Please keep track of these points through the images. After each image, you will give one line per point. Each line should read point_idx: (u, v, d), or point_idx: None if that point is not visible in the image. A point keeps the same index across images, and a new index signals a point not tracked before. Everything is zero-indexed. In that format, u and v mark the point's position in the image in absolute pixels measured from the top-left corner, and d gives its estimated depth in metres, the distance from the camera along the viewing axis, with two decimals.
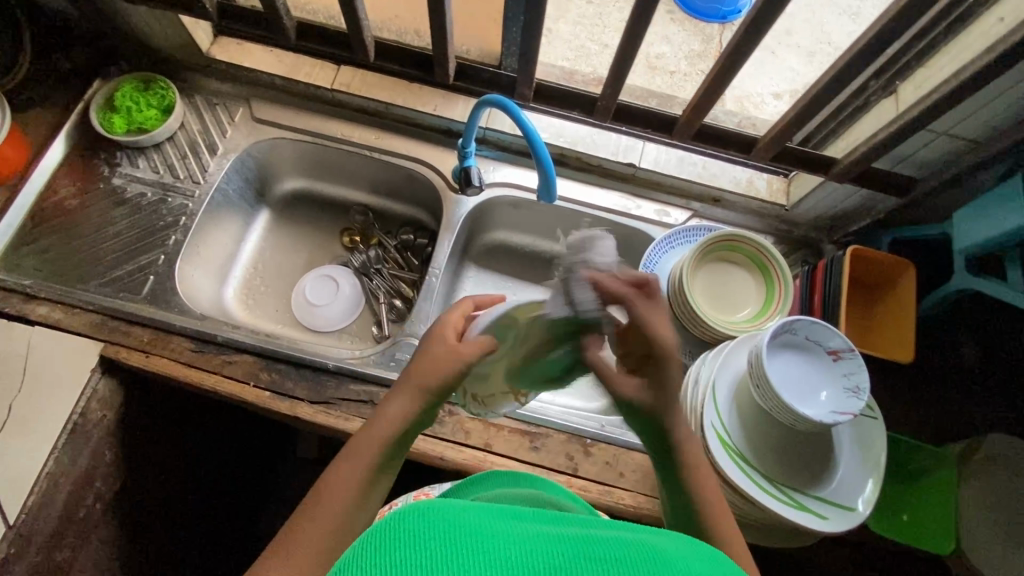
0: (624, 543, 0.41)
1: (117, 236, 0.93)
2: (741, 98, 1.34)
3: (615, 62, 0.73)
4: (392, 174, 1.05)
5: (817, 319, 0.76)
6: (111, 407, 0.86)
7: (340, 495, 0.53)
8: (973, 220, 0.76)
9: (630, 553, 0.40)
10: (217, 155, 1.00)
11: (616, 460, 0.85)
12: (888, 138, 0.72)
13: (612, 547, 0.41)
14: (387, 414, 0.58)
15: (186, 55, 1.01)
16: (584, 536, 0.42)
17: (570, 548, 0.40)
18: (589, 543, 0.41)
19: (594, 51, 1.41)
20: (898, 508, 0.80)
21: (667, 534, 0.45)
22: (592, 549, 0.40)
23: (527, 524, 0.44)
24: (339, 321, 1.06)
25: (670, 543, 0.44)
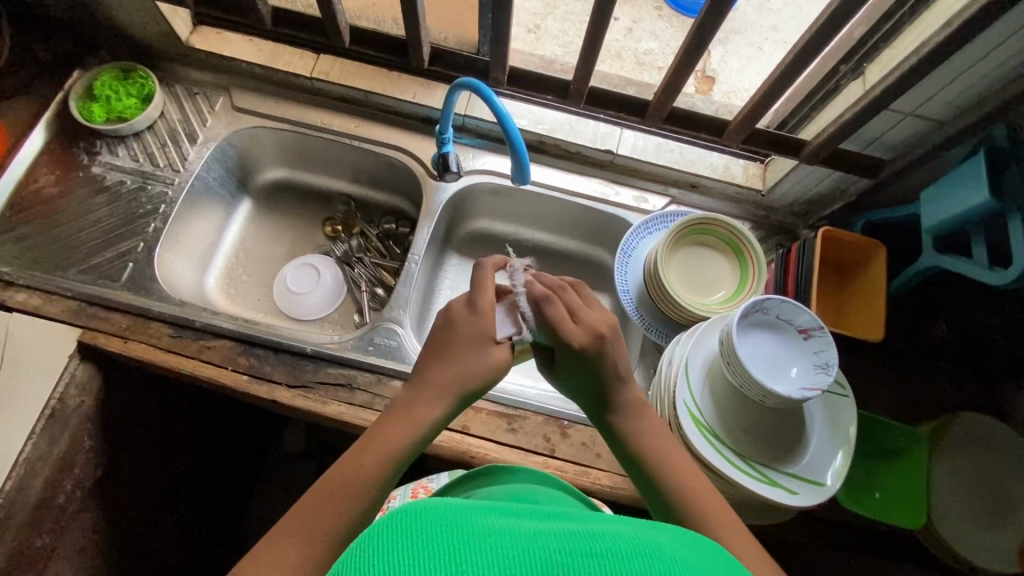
0: (628, 539, 0.38)
1: (97, 224, 0.94)
2: (728, 93, 1.35)
3: (586, 46, 0.74)
4: (373, 162, 1.06)
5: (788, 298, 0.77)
6: (90, 394, 0.86)
7: (356, 482, 0.54)
8: (939, 198, 0.75)
9: (631, 548, 0.37)
10: (197, 143, 1.00)
11: (593, 441, 0.85)
12: (854, 118, 0.73)
13: (613, 543, 0.37)
14: (414, 409, 0.60)
15: (167, 45, 1.01)
16: (600, 534, 0.39)
17: (570, 544, 0.37)
18: (590, 539, 0.38)
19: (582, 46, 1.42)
20: (871, 486, 0.80)
21: (678, 532, 0.42)
22: (593, 546, 0.37)
23: (527, 522, 0.41)
24: (320, 309, 1.07)
25: (679, 541, 0.40)
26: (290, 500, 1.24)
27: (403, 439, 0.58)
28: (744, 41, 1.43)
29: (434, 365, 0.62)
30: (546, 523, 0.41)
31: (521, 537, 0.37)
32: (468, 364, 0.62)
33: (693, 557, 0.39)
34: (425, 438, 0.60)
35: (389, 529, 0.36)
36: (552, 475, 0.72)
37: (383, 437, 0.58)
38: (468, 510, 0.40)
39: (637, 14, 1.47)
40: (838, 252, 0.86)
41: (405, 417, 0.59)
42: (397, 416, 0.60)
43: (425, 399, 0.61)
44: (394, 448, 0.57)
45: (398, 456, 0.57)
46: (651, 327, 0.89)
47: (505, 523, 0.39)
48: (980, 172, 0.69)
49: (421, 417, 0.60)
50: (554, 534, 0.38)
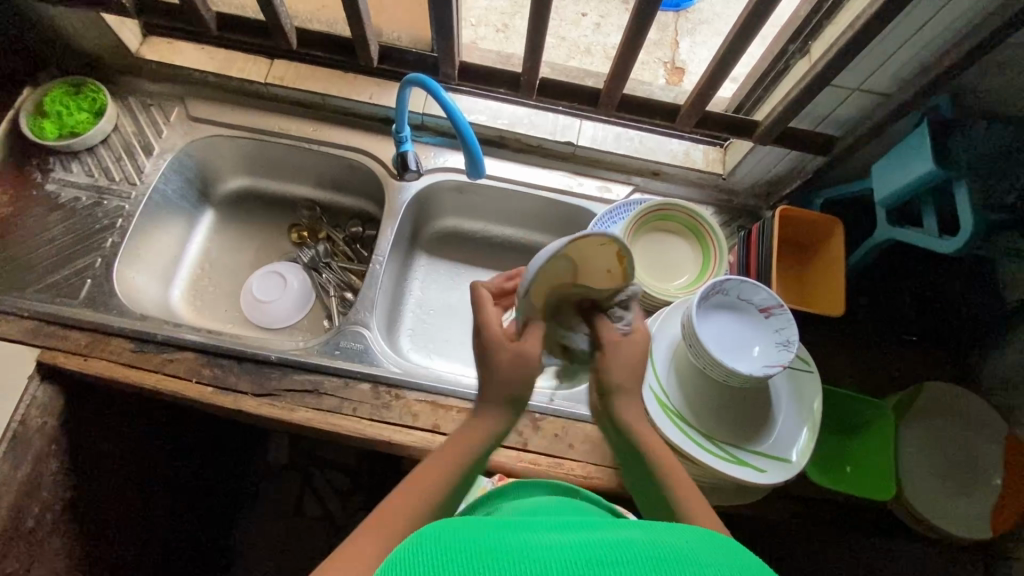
0: (640, 542, 0.39)
1: (52, 242, 0.92)
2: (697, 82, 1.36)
3: (531, 39, 0.74)
4: (334, 165, 1.05)
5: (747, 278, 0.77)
6: (53, 414, 0.84)
7: (416, 494, 0.52)
8: (889, 170, 0.75)
9: (644, 551, 0.38)
10: (153, 155, 0.99)
11: (565, 432, 0.85)
12: (799, 96, 0.74)
13: (628, 548, 0.38)
14: (472, 426, 0.58)
15: (118, 57, 1.00)
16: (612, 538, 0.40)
17: (586, 552, 0.38)
18: (606, 545, 0.39)
19: (552, 44, 1.41)
20: (841, 459, 0.81)
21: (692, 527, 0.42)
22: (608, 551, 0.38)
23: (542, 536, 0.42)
24: (289, 317, 1.06)
25: (694, 536, 0.41)
26: (275, 513, 1.22)
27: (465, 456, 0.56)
28: (711, 31, 1.43)
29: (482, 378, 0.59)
30: (561, 535, 0.42)
31: (538, 550, 0.38)
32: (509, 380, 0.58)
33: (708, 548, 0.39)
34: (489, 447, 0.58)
35: (413, 556, 0.37)
36: (558, 484, 0.72)
37: (450, 453, 0.56)
38: (485, 529, 0.41)
39: (604, 9, 1.47)
40: (798, 231, 0.87)
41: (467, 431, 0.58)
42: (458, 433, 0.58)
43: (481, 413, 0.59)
44: (453, 465, 0.55)
45: (462, 469, 0.55)
46: None
47: (519, 541, 0.40)
48: (926, 143, 0.70)
49: (482, 430, 0.58)
50: (570, 545, 0.39)
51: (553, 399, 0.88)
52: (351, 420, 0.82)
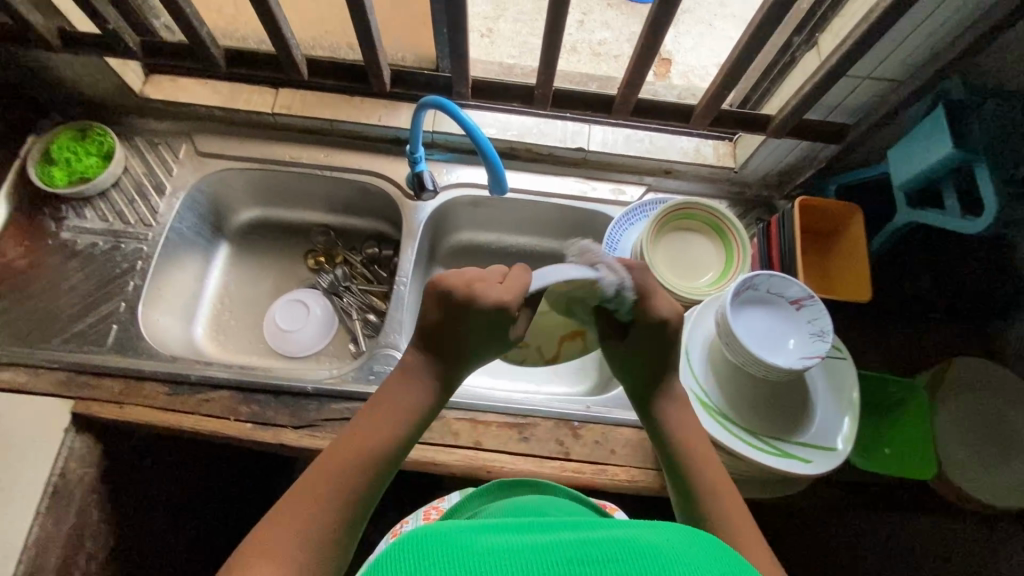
0: (614, 543, 0.40)
1: (73, 290, 0.91)
2: (686, 73, 1.36)
3: (545, 53, 0.74)
4: (347, 190, 1.05)
5: (775, 272, 0.78)
6: (93, 463, 0.83)
7: (369, 439, 0.59)
8: (909, 154, 0.76)
9: (624, 554, 0.39)
10: (166, 195, 0.98)
11: (606, 438, 0.86)
12: (813, 89, 0.75)
13: (602, 550, 0.39)
14: (416, 381, 0.64)
15: (120, 98, 0.99)
16: (587, 539, 0.41)
17: (565, 560, 0.39)
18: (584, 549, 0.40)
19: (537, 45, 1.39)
20: (880, 441, 0.82)
21: (665, 527, 0.43)
22: (581, 554, 0.39)
23: (522, 539, 0.42)
24: (313, 344, 1.05)
25: (668, 535, 0.42)
26: None
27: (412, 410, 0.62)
28: (695, 21, 1.44)
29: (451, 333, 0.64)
30: (537, 538, 0.43)
31: (517, 556, 0.39)
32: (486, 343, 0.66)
33: (677, 546, 0.41)
34: (435, 399, 0.65)
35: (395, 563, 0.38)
36: (543, 485, 0.73)
37: (395, 402, 0.62)
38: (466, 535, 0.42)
39: (589, 7, 1.48)
40: (817, 220, 0.88)
41: (418, 377, 0.64)
42: (400, 385, 0.63)
43: (427, 367, 0.64)
44: (396, 418, 0.61)
45: (409, 422, 0.62)
46: None
47: (498, 542, 0.41)
48: (942, 125, 0.70)
49: (426, 386, 0.64)
50: (550, 549, 0.40)
51: (589, 405, 0.89)
52: None
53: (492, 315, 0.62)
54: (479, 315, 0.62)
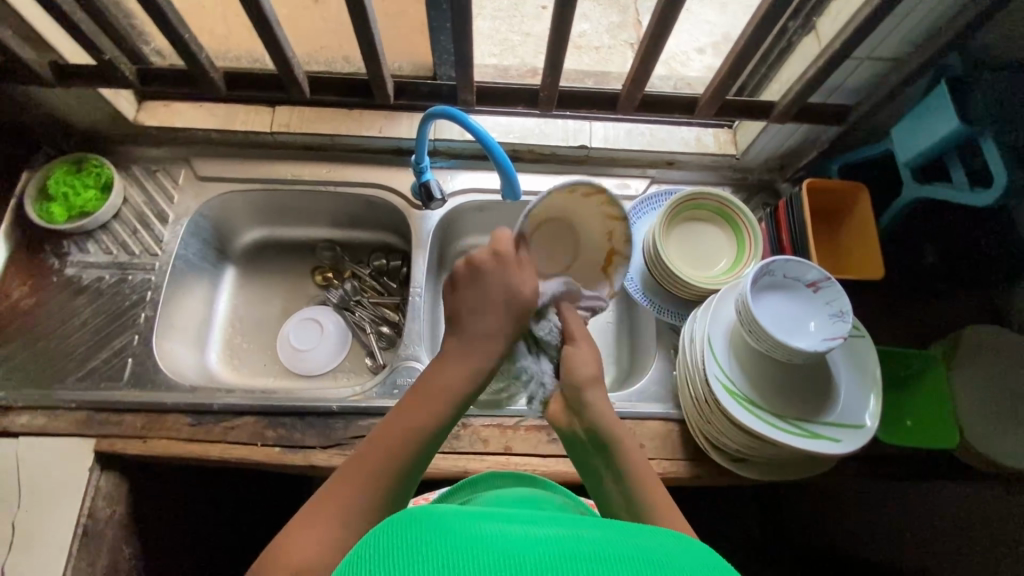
0: (616, 544, 0.40)
1: (84, 326, 0.90)
2: (667, 60, 1.27)
3: (551, 55, 0.74)
4: (352, 204, 1.04)
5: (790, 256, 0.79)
6: (120, 501, 0.82)
7: (416, 415, 0.57)
8: (913, 131, 0.77)
9: (623, 555, 0.38)
10: (169, 222, 0.97)
11: (633, 432, 0.86)
12: (818, 74, 0.76)
13: (603, 548, 0.39)
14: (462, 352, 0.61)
15: (111, 127, 0.98)
16: (583, 537, 0.41)
17: (559, 547, 0.39)
18: (583, 542, 0.40)
19: (519, 41, 1.32)
20: (901, 414, 0.84)
21: (659, 532, 0.44)
22: (583, 549, 0.39)
23: (521, 529, 0.43)
24: (329, 361, 1.04)
25: (664, 541, 0.42)
26: None
27: (442, 404, 0.59)
28: None
29: (477, 306, 0.62)
30: (536, 530, 0.43)
31: (511, 540, 0.39)
32: (498, 330, 0.62)
33: (674, 549, 0.41)
34: (485, 373, 0.62)
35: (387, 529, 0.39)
36: (540, 478, 0.75)
37: (442, 375, 0.60)
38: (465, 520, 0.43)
39: None
40: (824, 201, 0.89)
41: (464, 351, 0.61)
42: (429, 380, 0.60)
43: (471, 337, 0.62)
44: (445, 393, 0.59)
45: (456, 398, 0.60)
46: (664, 309, 0.92)
47: (497, 530, 0.41)
48: (946, 101, 0.72)
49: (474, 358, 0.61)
50: (548, 539, 0.40)
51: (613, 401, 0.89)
52: None
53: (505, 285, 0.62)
54: (491, 281, 0.62)
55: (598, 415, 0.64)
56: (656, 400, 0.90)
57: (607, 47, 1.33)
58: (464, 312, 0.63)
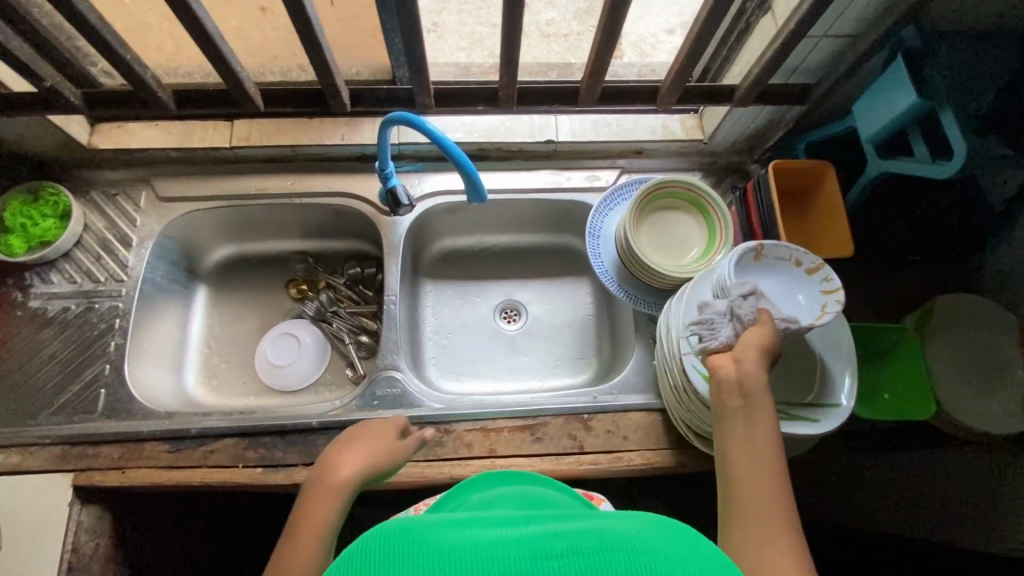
0: (591, 534, 0.41)
1: (52, 359, 0.88)
2: (634, 45, 1.26)
3: (505, 53, 0.73)
4: (321, 214, 1.03)
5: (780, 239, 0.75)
6: (104, 533, 0.81)
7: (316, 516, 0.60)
8: (875, 109, 0.77)
9: (594, 546, 0.39)
10: (133, 246, 0.95)
11: (616, 426, 0.87)
12: (774, 57, 0.75)
13: (575, 541, 0.40)
14: (345, 461, 0.66)
15: (67, 153, 0.95)
16: (557, 532, 0.41)
17: (533, 546, 0.39)
18: (560, 536, 0.40)
19: (486, 34, 1.30)
20: (878, 388, 0.84)
21: (639, 517, 0.44)
22: (555, 545, 0.39)
23: (496, 530, 0.43)
24: (309, 376, 1.03)
25: (641, 525, 0.43)
26: None
27: (333, 503, 0.62)
28: None
29: (347, 451, 0.68)
30: (512, 530, 0.43)
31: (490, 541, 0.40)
32: (371, 471, 0.67)
33: (648, 534, 0.41)
34: (367, 474, 0.67)
35: (367, 536, 0.39)
36: (541, 476, 0.75)
37: (330, 480, 0.64)
38: (445, 527, 0.43)
39: None
40: (793, 182, 0.89)
41: (346, 461, 0.67)
42: (315, 490, 0.63)
43: (349, 456, 0.67)
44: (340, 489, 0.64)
45: (343, 496, 0.63)
46: (639, 300, 0.91)
47: (471, 535, 0.41)
48: (903, 76, 0.72)
49: (357, 467, 0.66)
50: (525, 538, 0.40)
51: (596, 395, 0.89)
52: (410, 464, 0.82)
53: (377, 437, 0.71)
54: (372, 435, 0.71)
55: (755, 377, 0.62)
56: (638, 391, 0.90)
57: (575, 34, 1.32)
58: (343, 457, 0.67)
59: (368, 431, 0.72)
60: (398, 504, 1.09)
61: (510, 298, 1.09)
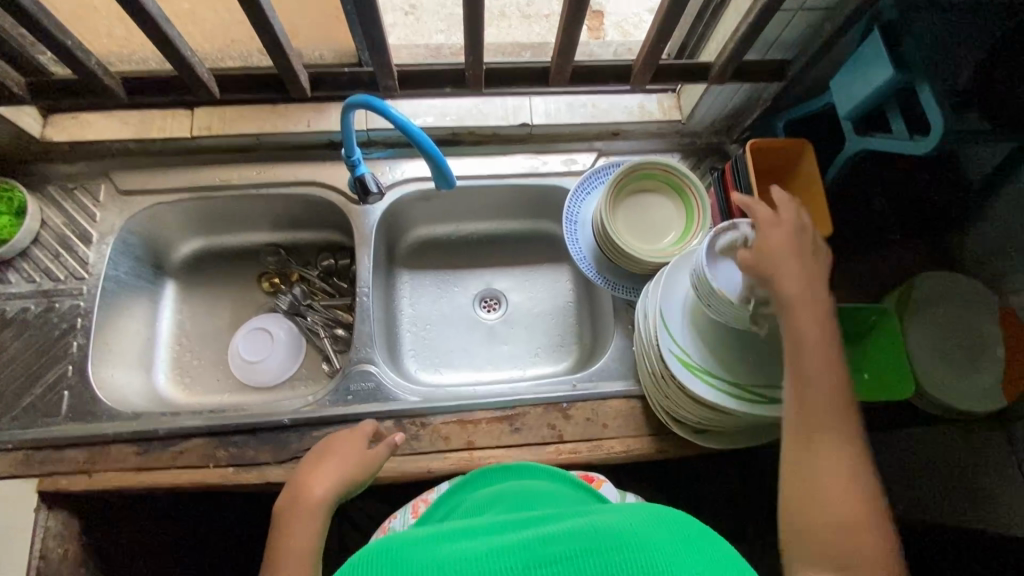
0: (578, 533, 0.43)
1: (13, 362, 0.85)
2: (612, 24, 1.22)
3: (469, 33, 0.70)
4: (289, 205, 1.00)
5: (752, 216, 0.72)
6: (74, 538, 0.79)
7: (301, 540, 0.59)
8: (850, 84, 0.75)
9: (580, 546, 0.42)
10: (94, 242, 0.92)
11: (596, 414, 0.85)
12: (748, 32, 0.73)
13: (559, 546, 0.42)
14: (318, 479, 0.66)
15: (20, 146, 0.91)
16: (540, 536, 0.44)
17: (518, 557, 0.42)
18: (546, 542, 0.43)
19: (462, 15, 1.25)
20: (859, 368, 0.83)
21: (635, 509, 0.46)
22: (540, 554, 0.42)
23: (481, 543, 0.45)
24: (284, 371, 1.00)
25: (634, 518, 0.45)
26: None
27: (313, 520, 0.61)
28: None
29: (320, 467, 0.68)
30: (498, 540, 0.45)
31: (475, 557, 0.42)
32: (341, 482, 0.66)
33: (637, 526, 0.43)
34: (341, 488, 0.66)
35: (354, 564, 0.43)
36: (530, 465, 0.71)
37: (307, 499, 0.63)
38: (431, 545, 0.46)
39: None
40: (771, 162, 0.87)
41: (320, 476, 0.66)
42: (295, 509, 0.62)
43: (320, 474, 0.66)
44: (319, 510, 0.63)
45: (321, 515, 0.62)
46: (616, 285, 0.90)
47: (456, 551, 0.44)
48: (879, 49, 0.70)
49: (333, 482, 0.66)
50: (509, 548, 0.43)
51: (575, 384, 0.88)
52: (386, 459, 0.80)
53: (350, 450, 0.70)
54: (343, 447, 0.71)
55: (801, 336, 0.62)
56: (618, 378, 0.89)
57: (554, 13, 1.27)
58: (315, 475, 0.66)
59: (341, 444, 0.71)
60: (381, 497, 1.08)
61: (489, 287, 1.07)
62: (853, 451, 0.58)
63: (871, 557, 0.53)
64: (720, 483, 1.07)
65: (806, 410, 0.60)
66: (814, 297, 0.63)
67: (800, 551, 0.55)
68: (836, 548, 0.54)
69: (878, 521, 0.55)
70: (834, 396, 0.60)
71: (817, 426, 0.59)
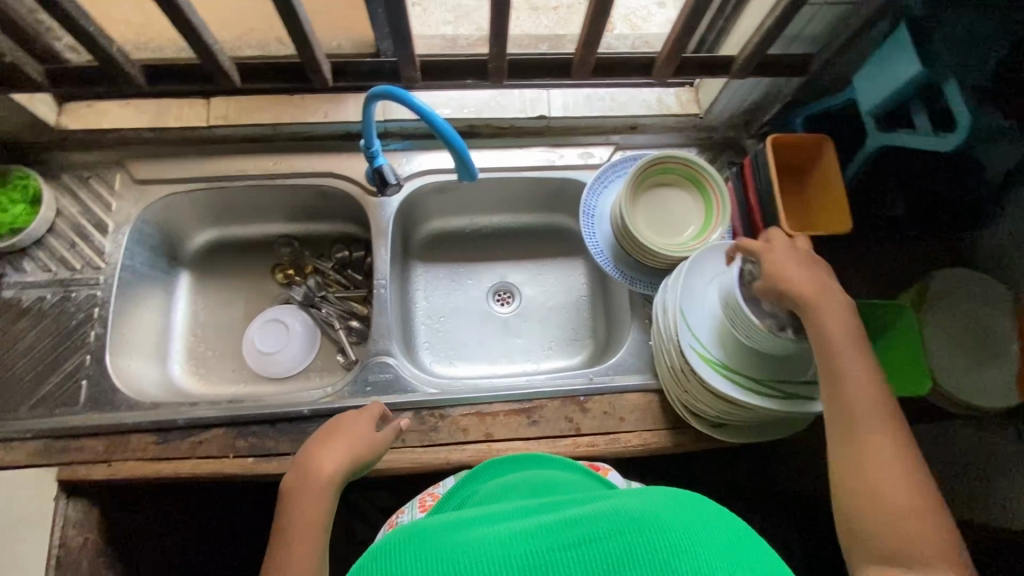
0: (599, 515, 0.43)
1: (29, 351, 0.85)
2: (627, 16, 1.21)
3: (494, 23, 0.69)
4: (304, 195, 0.99)
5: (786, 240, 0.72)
6: (93, 527, 0.79)
7: (313, 516, 0.60)
8: (876, 78, 0.76)
9: (607, 528, 0.42)
10: (109, 232, 0.91)
11: (613, 407, 0.86)
12: (773, 27, 0.73)
13: (586, 527, 0.42)
14: (328, 456, 0.66)
15: (35, 134, 0.91)
16: (561, 520, 0.44)
17: (545, 540, 0.42)
18: (570, 526, 0.43)
19: (474, 7, 1.24)
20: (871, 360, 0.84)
21: (652, 491, 0.47)
22: (564, 537, 0.42)
23: (506, 528, 0.46)
24: (299, 362, 1.00)
25: (654, 500, 0.45)
26: None
27: (324, 497, 0.62)
28: None
29: (329, 445, 0.68)
30: (520, 525, 0.46)
31: (502, 542, 0.43)
32: (352, 460, 0.67)
33: (658, 507, 0.44)
34: (350, 465, 0.67)
35: (382, 555, 0.42)
36: (542, 454, 0.72)
37: (318, 477, 0.64)
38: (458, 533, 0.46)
39: None
40: (791, 157, 0.87)
41: (331, 454, 0.67)
42: (305, 485, 0.63)
43: (330, 452, 0.67)
44: (330, 486, 0.64)
45: (331, 492, 0.63)
46: (634, 280, 0.90)
47: (483, 537, 0.44)
48: (907, 45, 0.70)
49: (342, 458, 0.66)
50: (533, 533, 0.43)
51: (591, 377, 0.88)
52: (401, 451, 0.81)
53: (358, 430, 0.71)
54: (351, 426, 0.71)
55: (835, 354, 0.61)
56: (635, 372, 0.89)
57: (567, 5, 1.26)
58: (325, 452, 0.67)
59: (348, 424, 0.72)
60: (394, 488, 1.09)
61: (504, 280, 1.07)
62: (897, 445, 0.58)
63: (925, 539, 0.53)
64: (731, 477, 1.07)
65: (845, 407, 0.60)
66: (842, 308, 0.63)
67: (860, 552, 0.55)
68: (896, 544, 0.53)
69: (938, 521, 0.54)
70: (871, 391, 0.60)
71: (854, 422, 0.59)
